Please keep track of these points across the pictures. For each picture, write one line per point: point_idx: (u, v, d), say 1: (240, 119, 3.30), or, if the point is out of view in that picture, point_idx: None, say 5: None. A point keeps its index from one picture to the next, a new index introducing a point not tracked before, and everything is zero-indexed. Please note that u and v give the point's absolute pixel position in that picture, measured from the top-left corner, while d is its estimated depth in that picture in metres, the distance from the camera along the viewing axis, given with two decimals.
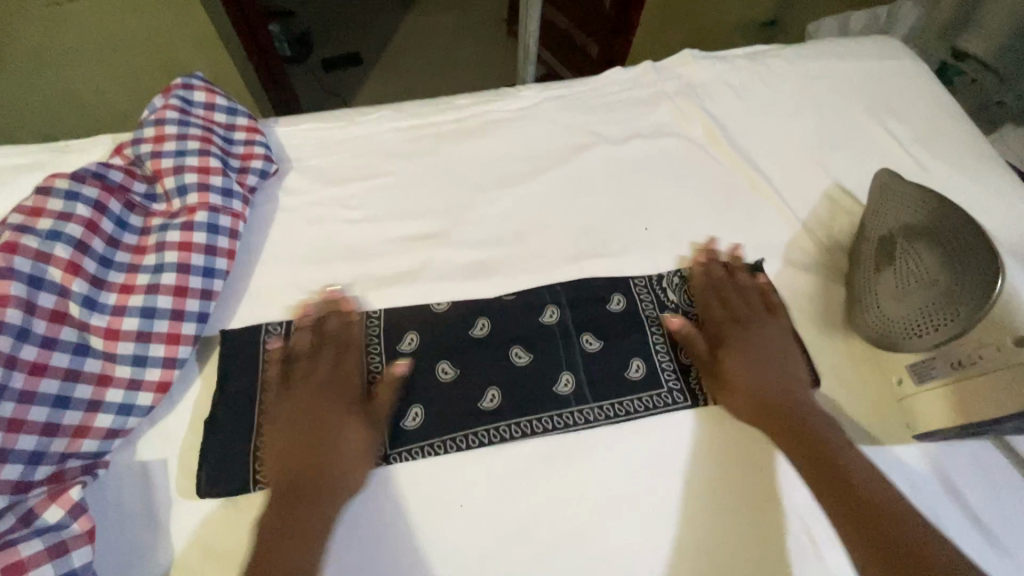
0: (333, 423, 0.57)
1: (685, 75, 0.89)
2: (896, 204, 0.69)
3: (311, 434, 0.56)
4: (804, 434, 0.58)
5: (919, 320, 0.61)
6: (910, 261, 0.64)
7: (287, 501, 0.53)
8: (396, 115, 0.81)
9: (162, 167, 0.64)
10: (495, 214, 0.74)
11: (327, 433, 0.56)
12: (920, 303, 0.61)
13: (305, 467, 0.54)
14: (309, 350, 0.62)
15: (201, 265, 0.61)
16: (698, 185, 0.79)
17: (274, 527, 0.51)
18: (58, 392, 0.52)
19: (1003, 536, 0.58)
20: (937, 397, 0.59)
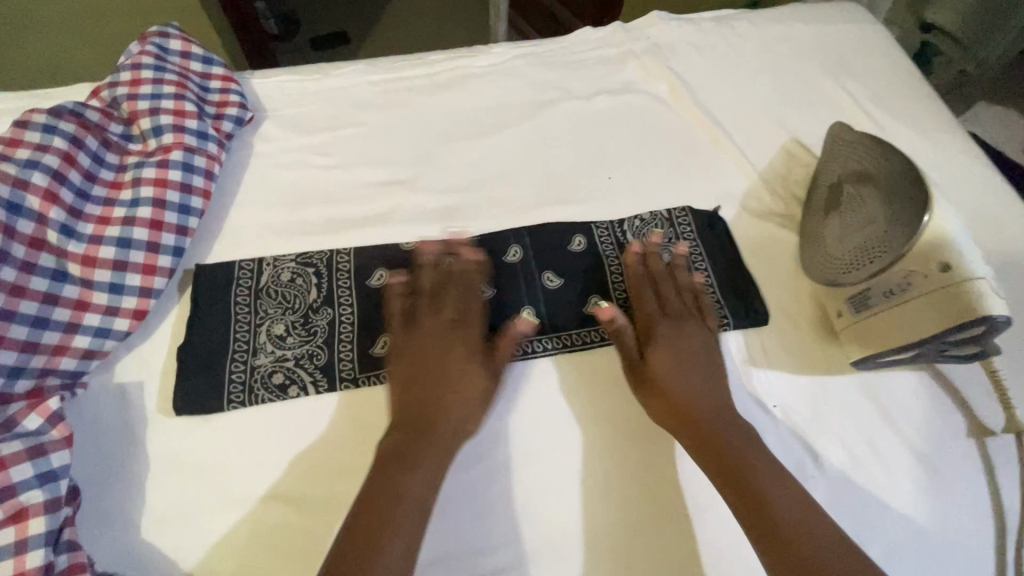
0: (448, 365, 0.60)
1: (652, 36, 0.92)
2: (842, 153, 0.72)
3: (436, 369, 0.59)
4: (715, 450, 0.56)
5: (857, 255, 0.64)
6: (853, 204, 0.68)
7: (405, 437, 0.55)
8: (369, 69, 0.83)
9: (138, 108, 0.66)
10: (463, 163, 0.77)
11: (439, 367, 0.60)
12: (858, 241, 0.65)
13: (419, 403, 0.58)
14: (282, 285, 0.65)
15: (176, 201, 0.63)
16: (662, 138, 0.82)
17: (393, 456, 0.54)
18: (37, 313, 0.55)
19: (931, 454, 0.63)
20: (873, 325, 0.63)
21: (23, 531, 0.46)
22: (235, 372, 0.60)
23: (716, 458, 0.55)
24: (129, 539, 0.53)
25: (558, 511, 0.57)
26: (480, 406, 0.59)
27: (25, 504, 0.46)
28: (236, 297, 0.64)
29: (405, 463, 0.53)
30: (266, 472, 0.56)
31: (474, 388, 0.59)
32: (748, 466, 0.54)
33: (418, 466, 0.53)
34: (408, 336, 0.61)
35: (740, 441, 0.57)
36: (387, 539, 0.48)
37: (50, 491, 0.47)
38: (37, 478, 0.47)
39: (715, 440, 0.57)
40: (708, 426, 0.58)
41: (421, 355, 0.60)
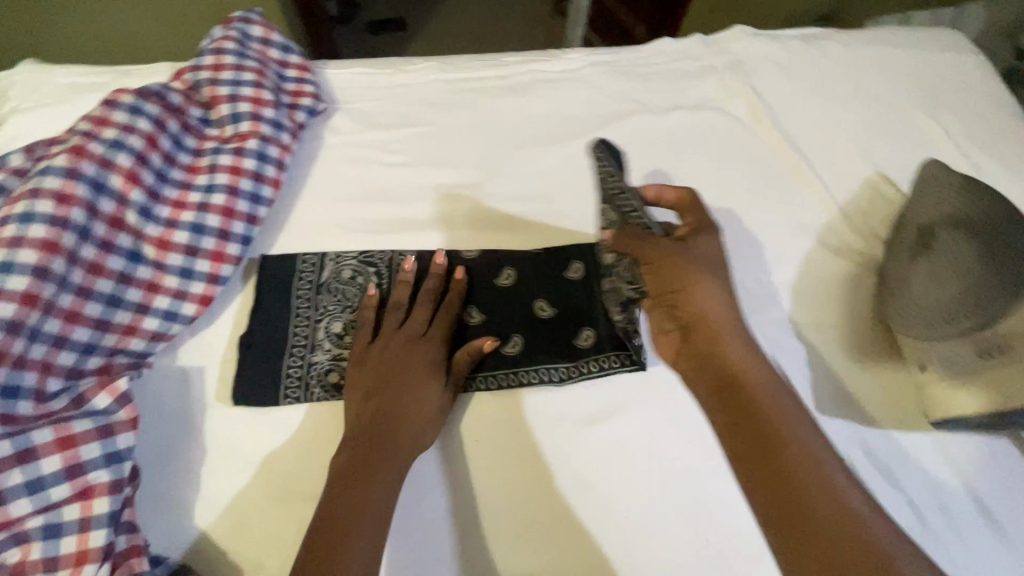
0: (408, 371, 0.58)
1: (734, 51, 0.88)
2: (938, 194, 0.67)
3: (392, 365, 0.58)
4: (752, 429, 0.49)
5: (952, 306, 0.60)
6: (947, 249, 0.62)
7: (358, 458, 0.53)
8: (442, 67, 0.82)
9: (218, 94, 0.66)
10: (530, 171, 0.75)
11: (403, 370, 0.58)
12: (954, 290, 0.60)
13: (387, 408, 0.56)
14: (341, 281, 0.65)
15: (248, 190, 0.64)
16: (737, 161, 0.78)
17: (360, 468, 0.52)
18: (111, 292, 0.56)
19: (1011, 530, 0.58)
20: (957, 386, 0.59)
21: (88, 510, 0.47)
22: (292, 367, 0.60)
23: (748, 431, 0.49)
24: (183, 524, 0.54)
25: (606, 544, 0.56)
26: (435, 423, 0.57)
27: (92, 483, 0.47)
28: (298, 290, 0.64)
29: (368, 472, 0.52)
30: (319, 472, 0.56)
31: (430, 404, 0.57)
32: (797, 452, 0.47)
33: (377, 479, 0.52)
34: (371, 349, 0.59)
35: (794, 422, 0.49)
36: (359, 538, 0.48)
37: (115, 472, 0.48)
38: (105, 459, 0.48)
39: (772, 418, 0.49)
40: (753, 396, 0.50)
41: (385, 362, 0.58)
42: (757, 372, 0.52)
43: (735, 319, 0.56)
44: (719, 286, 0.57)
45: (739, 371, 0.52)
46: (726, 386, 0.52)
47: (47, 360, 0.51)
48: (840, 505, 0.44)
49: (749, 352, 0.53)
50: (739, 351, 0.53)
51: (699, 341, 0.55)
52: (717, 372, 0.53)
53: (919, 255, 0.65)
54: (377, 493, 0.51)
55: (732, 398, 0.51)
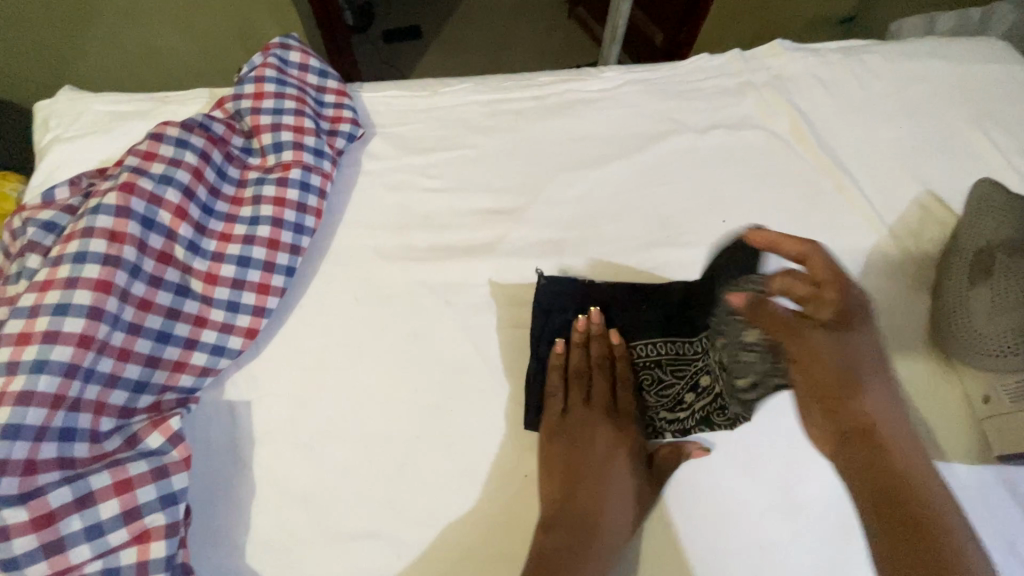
0: (595, 451, 0.61)
1: (772, 67, 0.87)
2: (992, 214, 0.66)
3: (593, 469, 0.60)
4: (881, 484, 0.49)
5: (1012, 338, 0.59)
6: (1004, 275, 0.61)
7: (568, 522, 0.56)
8: (477, 88, 0.81)
9: (260, 123, 0.66)
10: (571, 195, 0.74)
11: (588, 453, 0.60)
12: (1010, 322, 0.59)
13: (575, 500, 0.57)
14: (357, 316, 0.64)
15: (292, 220, 0.63)
16: (781, 181, 0.77)
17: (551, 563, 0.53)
18: (160, 327, 0.55)
19: None
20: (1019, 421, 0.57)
21: (145, 554, 0.46)
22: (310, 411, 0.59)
23: (883, 477, 0.49)
24: (238, 563, 0.53)
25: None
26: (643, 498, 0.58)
27: (149, 526, 0.47)
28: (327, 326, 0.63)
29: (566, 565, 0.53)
30: (365, 506, 0.56)
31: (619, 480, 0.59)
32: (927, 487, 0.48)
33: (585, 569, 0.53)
34: (582, 425, 0.61)
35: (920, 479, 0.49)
36: None
37: (170, 515, 0.48)
38: (160, 501, 0.48)
39: (917, 489, 0.48)
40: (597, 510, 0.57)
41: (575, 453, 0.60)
42: (895, 434, 0.51)
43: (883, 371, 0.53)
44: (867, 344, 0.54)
45: (872, 421, 0.52)
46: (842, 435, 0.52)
47: (99, 400, 0.51)
48: (961, 549, 0.45)
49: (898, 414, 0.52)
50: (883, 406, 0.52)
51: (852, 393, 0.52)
52: (842, 426, 0.53)
53: (980, 277, 0.63)
54: None
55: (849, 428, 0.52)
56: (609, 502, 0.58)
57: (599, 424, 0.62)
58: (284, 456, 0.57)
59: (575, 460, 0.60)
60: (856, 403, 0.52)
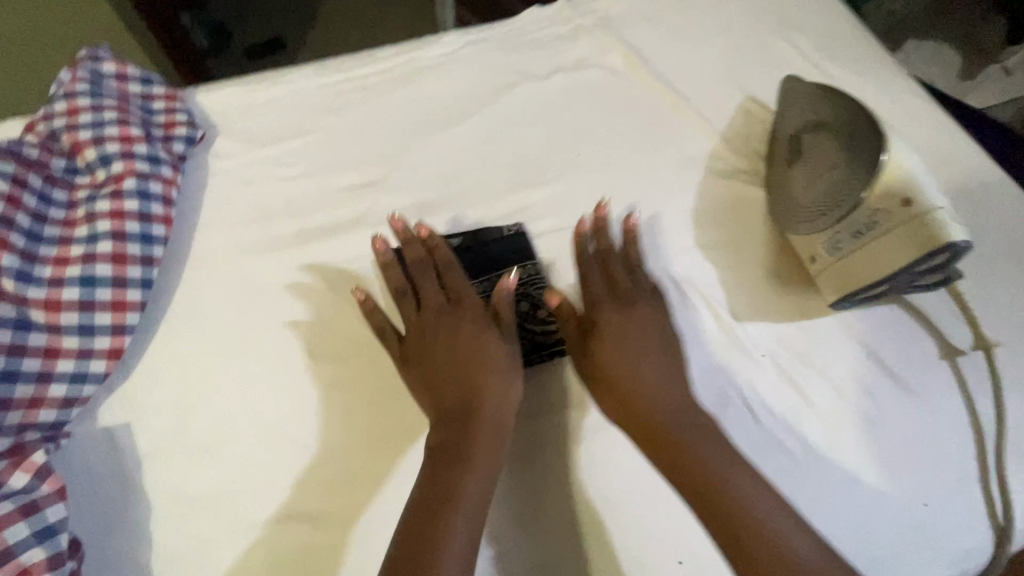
0: (434, 364, 0.58)
1: (600, 9, 0.92)
2: (812, 102, 0.72)
3: (454, 362, 0.58)
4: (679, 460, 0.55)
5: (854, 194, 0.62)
6: (830, 144, 0.66)
7: (451, 428, 0.55)
8: (318, 72, 0.81)
9: (80, 139, 0.63)
10: (430, 157, 0.76)
11: (475, 355, 0.58)
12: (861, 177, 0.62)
13: (445, 433, 0.55)
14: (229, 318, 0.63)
15: (136, 231, 0.60)
16: (622, 110, 0.83)
17: (438, 495, 0.51)
18: (4, 366, 0.52)
19: (911, 378, 0.64)
20: (835, 270, 0.65)
21: None
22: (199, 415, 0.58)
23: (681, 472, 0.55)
24: None
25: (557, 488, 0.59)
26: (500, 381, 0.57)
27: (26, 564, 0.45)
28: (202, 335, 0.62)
29: (448, 498, 0.51)
30: (271, 494, 0.55)
31: (499, 415, 0.55)
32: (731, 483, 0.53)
33: (470, 467, 0.53)
34: (410, 353, 0.59)
35: (703, 449, 0.55)
36: (451, 523, 0.50)
37: (51, 547, 0.46)
38: (36, 536, 0.46)
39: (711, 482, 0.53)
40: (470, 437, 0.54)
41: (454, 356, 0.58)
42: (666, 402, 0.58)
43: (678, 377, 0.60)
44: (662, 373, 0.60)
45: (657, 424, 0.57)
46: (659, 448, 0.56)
47: None
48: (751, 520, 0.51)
49: (697, 428, 0.56)
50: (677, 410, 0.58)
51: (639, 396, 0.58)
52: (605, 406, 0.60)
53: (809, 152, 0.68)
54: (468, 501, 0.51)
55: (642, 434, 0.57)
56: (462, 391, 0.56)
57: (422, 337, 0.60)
58: (176, 468, 0.55)
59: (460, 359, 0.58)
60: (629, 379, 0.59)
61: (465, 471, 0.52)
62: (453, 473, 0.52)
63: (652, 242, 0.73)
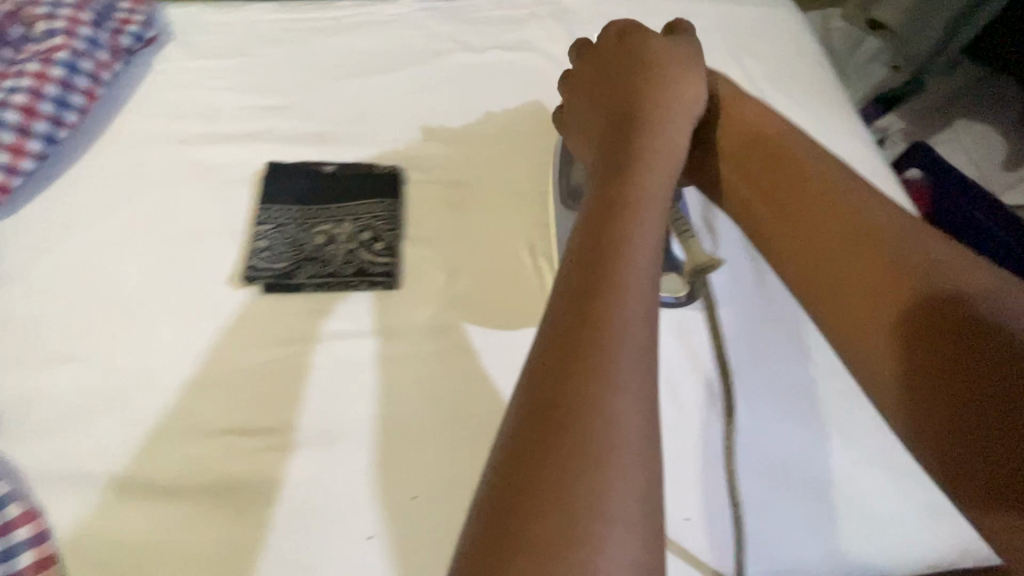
0: (588, 261, 0.39)
1: (560, 4, 0.96)
2: (726, 77, 0.61)
3: (614, 275, 0.38)
4: (892, 282, 0.43)
5: (608, 176, 0.46)
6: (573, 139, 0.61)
7: (548, 348, 0.35)
8: (278, 9, 0.89)
9: (37, 14, 0.73)
10: (345, 96, 0.81)
11: (606, 259, 0.39)
12: (610, 146, 0.50)
13: (549, 352, 0.35)
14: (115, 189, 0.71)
15: (54, 95, 0.69)
16: (544, 92, 0.86)
17: (523, 446, 0.32)
18: None
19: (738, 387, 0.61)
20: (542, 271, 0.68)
21: None
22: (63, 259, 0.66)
23: (892, 276, 0.44)
24: None
25: (337, 401, 0.59)
26: (639, 255, 0.39)
27: None
28: (88, 198, 0.70)
29: (573, 463, 0.31)
30: (88, 336, 0.62)
31: (637, 443, 0.32)
32: (911, 258, 0.44)
33: (551, 450, 0.31)
34: (603, 204, 0.43)
35: (890, 249, 0.45)
36: (567, 487, 0.30)
37: None
38: None
39: (909, 275, 0.43)
40: (616, 280, 0.37)
41: (591, 231, 0.41)
42: (896, 238, 0.45)
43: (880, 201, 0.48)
44: (655, 217, 0.43)
45: (888, 256, 0.44)
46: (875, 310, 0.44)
47: None
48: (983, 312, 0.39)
49: (887, 207, 0.48)
50: (864, 207, 0.48)
51: (822, 230, 0.48)
52: (565, 290, 0.38)
53: (625, 83, 0.55)
54: (583, 479, 0.30)
55: (901, 293, 0.43)
56: (587, 301, 0.36)
57: (599, 203, 0.43)
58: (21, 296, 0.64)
59: (596, 234, 0.40)
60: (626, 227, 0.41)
61: (578, 426, 0.32)
62: (567, 398, 0.33)
63: (520, 211, 0.74)
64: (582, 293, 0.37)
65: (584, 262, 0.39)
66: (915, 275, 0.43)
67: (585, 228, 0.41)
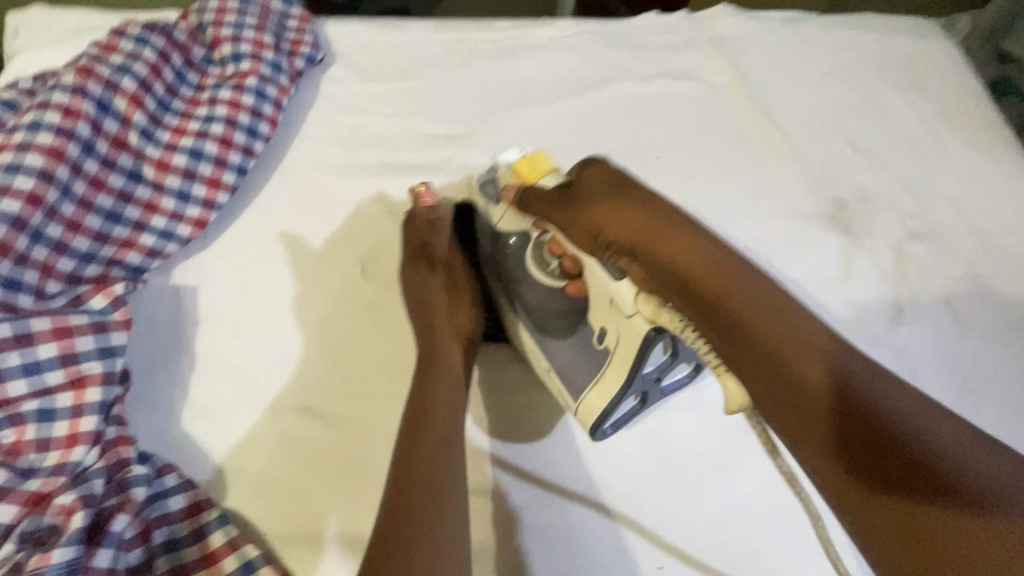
0: (423, 477, 0.47)
1: (716, 29, 0.92)
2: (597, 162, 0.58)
3: (432, 495, 0.46)
4: (791, 407, 0.44)
5: (429, 358, 0.56)
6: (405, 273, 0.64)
7: (402, 537, 0.44)
8: (436, 27, 0.85)
9: (221, 35, 0.70)
10: (517, 127, 0.79)
11: (424, 490, 0.47)
12: (454, 352, 0.58)
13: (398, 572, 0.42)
14: (303, 223, 0.68)
15: (246, 124, 0.67)
16: (714, 128, 0.83)
17: None
18: (111, 207, 0.59)
19: None
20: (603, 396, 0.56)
21: (81, 397, 0.50)
22: (262, 298, 0.63)
23: (855, 426, 0.42)
24: (175, 430, 0.56)
25: (563, 460, 0.60)
26: (428, 436, 0.50)
27: (85, 372, 0.51)
28: (275, 230, 0.67)
29: None
30: (300, 384, 0.60)
31: None
32: (811, 375, 0.44)
33: None
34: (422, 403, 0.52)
35: (855, 389, 0.43)
36: None
37: (107, 365, 0.51)
38: (98, 352, 0.51)
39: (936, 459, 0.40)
40: (436, 453, 0.49)
41: (424, 422, 0.51)
42: (749, 328, 0.46)
43: (881, 374, 0.43)
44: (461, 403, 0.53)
45: (883, 429, 0.41)
46: (845, 456, 0.43)
47: (48, 263, 0.55)
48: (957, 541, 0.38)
49: (760, 280, 0.48)
50: (759, 303, 0.47)
51: (765, 326, 0.46)
52: (405, 454, 0.49)
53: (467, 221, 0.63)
54: None
55: (848, 421, 0.42)
56: (413, 484, 0.47)
57: (434, 377, 0.55)
58: (223, 339, 0.61)
59: (426, 420, 0.51)
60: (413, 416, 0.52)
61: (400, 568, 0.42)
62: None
63: None
64: (415, 503, 0.46)
65: (406, 451, 0.49)
66: (767, 366, 0.45)
67: (412, 414, 0.52)
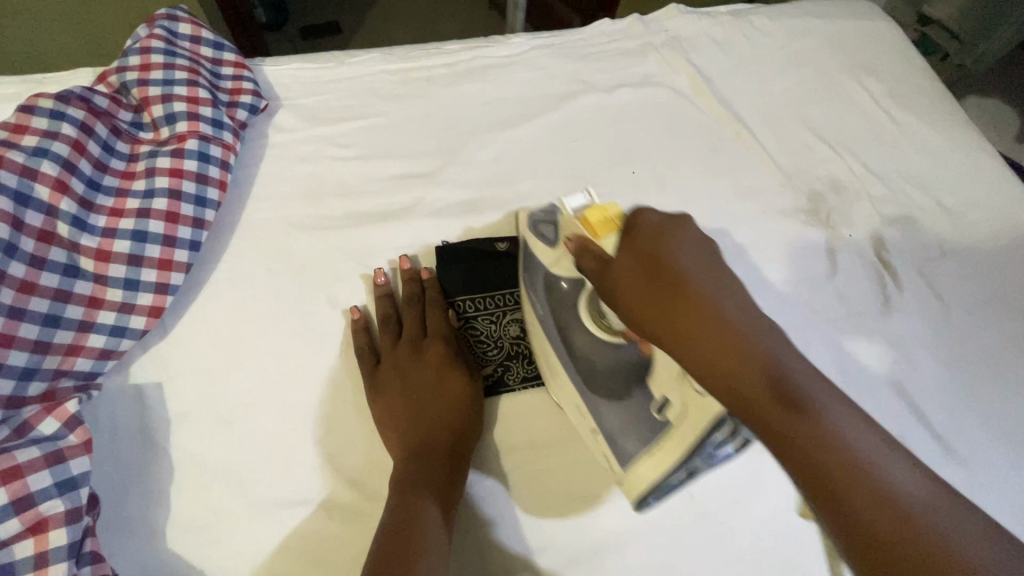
0: None
1: (671, 29, 0.90)
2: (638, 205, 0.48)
3: None
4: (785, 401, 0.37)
5: (417, 476, 0.52)
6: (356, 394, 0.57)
7: None
8: (383, 57, 0.80)
9: (149, 96, 0.63)
10: (486, 156, 0.75)
11: None
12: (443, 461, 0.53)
13: None
14: (271, 292, 0.62)
15: (192, 192, 0.60)
16: (684, 133, 0.81)
17: None
18: (48, 311, 0.52)
19: (949, 436, 0.65)
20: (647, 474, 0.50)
21: (43, 543, 0.44)
22: (237, 384, 0.57)
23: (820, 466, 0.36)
24: (159, 552, 0.50)
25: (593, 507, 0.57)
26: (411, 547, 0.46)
27: (46, 514, 0.44)
28: (240, 304, 0.61)
29: None
30: (291, 477, 0.54)
31: None
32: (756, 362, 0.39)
33: None
34: (397, 514, 0.49)
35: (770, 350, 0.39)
36: None
37: (70, 500, 0.45)
38: (57, 487, 0.45)
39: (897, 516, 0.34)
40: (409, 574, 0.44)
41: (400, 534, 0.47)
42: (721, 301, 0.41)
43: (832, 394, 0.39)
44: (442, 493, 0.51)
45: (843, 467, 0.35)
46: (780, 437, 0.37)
47: None
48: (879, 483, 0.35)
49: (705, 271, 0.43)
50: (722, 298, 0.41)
51: (782, 422, 0.37)
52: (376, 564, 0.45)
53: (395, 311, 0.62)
54: None
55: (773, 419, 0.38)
56: None
57: (409, 487, 0.51)
58: (199, 437, 0.54)
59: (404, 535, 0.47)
60: (389, 531, 0.47)
61: None
62: None
63: None
64: None
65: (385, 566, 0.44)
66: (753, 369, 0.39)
67: (388, 525, 0.48)
